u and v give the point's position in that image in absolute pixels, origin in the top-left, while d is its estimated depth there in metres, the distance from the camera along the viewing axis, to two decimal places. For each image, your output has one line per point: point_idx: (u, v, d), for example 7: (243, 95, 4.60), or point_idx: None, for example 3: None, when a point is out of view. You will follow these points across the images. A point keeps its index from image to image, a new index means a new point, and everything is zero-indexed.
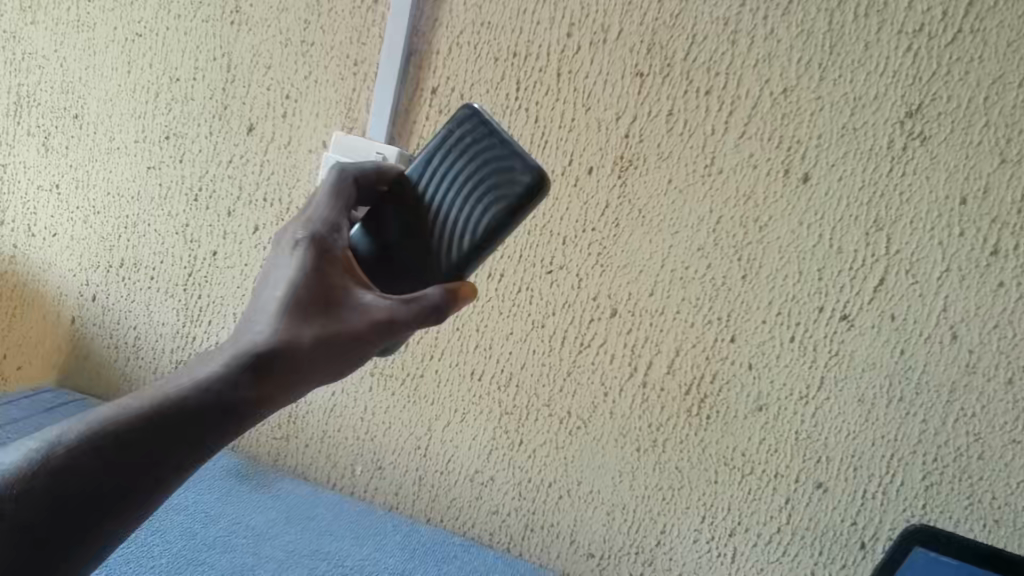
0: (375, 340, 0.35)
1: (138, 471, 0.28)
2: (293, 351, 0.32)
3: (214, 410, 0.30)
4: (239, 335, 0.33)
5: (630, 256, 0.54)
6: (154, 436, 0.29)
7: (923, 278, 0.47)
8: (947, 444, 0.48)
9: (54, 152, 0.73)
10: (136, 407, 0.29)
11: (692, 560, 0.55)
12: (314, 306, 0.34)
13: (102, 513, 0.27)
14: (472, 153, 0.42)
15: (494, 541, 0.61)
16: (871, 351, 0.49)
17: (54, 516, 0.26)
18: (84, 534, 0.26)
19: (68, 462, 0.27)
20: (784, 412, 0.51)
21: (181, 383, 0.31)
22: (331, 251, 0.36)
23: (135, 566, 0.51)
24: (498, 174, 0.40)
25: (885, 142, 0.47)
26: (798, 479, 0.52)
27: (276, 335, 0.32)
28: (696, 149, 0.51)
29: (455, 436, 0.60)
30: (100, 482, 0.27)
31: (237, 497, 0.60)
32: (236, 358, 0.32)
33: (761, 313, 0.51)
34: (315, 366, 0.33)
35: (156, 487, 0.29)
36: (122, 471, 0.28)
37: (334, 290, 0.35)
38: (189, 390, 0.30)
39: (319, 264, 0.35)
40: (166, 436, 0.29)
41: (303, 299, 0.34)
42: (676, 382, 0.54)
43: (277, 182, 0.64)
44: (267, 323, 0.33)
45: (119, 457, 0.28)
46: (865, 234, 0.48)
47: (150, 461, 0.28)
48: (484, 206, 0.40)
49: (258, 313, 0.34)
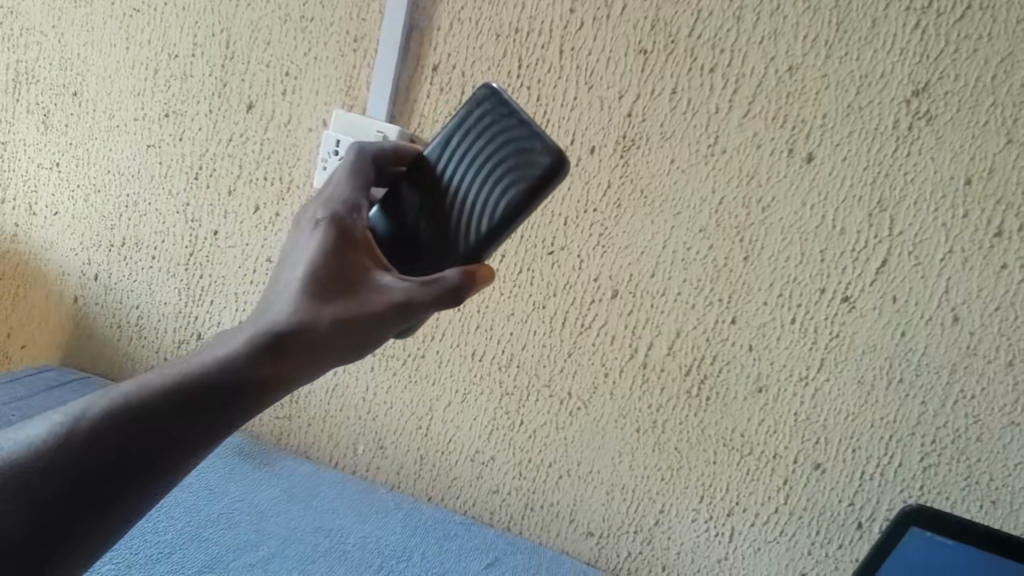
0: (391, 323, 0.35)
1: (158, 445, 0.28)
2: (312, 331, 0.33)
3: (233, 386, 0.31)
4: (259, 315, 0.34)
5: (632, 236, 0.54)
6: (174, 410, 0.29)
7: (926, 260, 0.47)
8: (946, 426, 0.48)
9: (54, 130, 0.72)
10: (158, 382, 0.30)
11: (689, 539, 0.56)
12: (334, 286, 0.34)
13: (120, 487, 0.27)
14: (490, 133, 0.41)
15: (494, 520, 0.61)
16: (872, 333, 0.49)
17: (74, 489, 0.26)
18: (104, 508, 0.27)
19: (89, 434, 0.27)
20: (784, 393, 0.52)
21: (201, 360, 0.31)
22: (351, 230, 0.37)
23: (139, 541, 0.51)
24: (518, 155, 0.40)
25: (891, 122, 0.47)
26: (797, 461, 0.52)
27: (296, 315, 0.33)
28: (699, 128, 0.51)
29: (457, 416, 0.61)
30: (120, 454, 0.28)
31: (241, 474, 0.61)
32: (255, 334, 0.32)
33: (762, 295, 0.51)
34: (332, 347, 0.33)
35: (175, 463, 0.29)
36: (142, 446, 0.28)
37: (353, 271, 0.36)
38: (209, 365, 0.31)
39: (338, 243, 0.36)
40: (188, 410, 0.29)
41: (321, 280, 0.34)
42: (676, 363, 0.54)
43: (277, 161, 0.64)
44: (288, 303, 0.33)
45: (139, 430, 0.28)
46: (869, 215, 0.48)
47: (172, 435, 0.29)
48: (503, 187, 0.40)
49: (279, 294, 0.34)
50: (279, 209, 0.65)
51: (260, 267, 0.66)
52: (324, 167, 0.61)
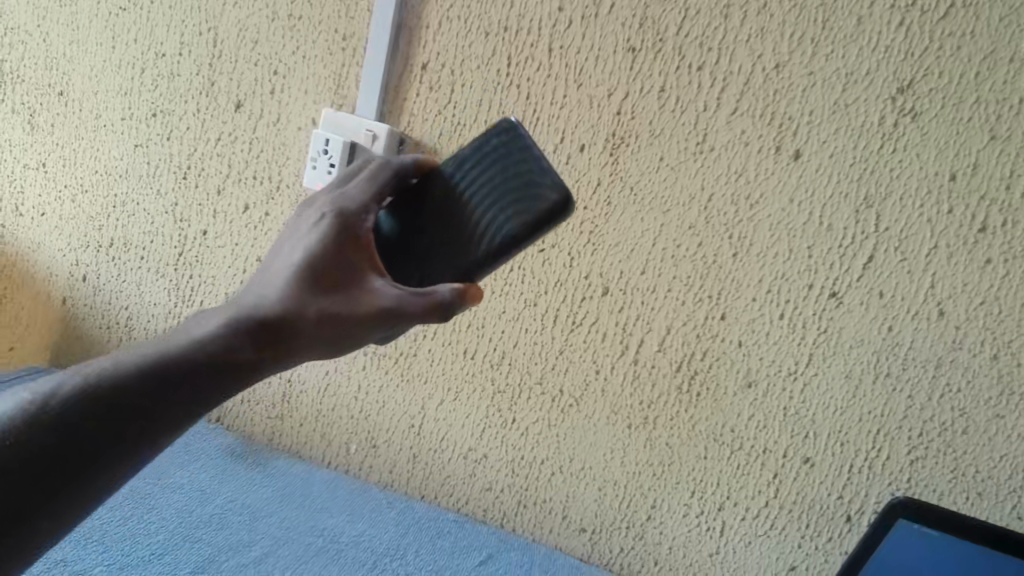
0: (381, 324, 0.36)
1: (134, 416, 0.29)
2: (298, 321, 0.34)
3: (216, 365, 0.32)
4: (251, 296, 0.35)
5: (622, 234, 0.54)
6: (157, 382, 0.30)
7: (912, 255, 0.47)
8: (932, 419, 0.49)
9: (40, 130, 0.72)
10: (141, 357, 0.31)
11: (681, 534, 0.56)
12: (327, 282, 0.36)
13: (97, 457, 0.28)
14: (503, 163, 0.42)
15: (487, 517, 0.61)
16: (859, 328, 0.49)
17: (48, 455, 0.27)
18: (76, 479, 0.27)
19: (66, 401, 0.28)
20: (773, 388, 0.52)
21: (186, 337, 0.32)
22: (352, 227, 0.38)
23: (132, 542, 0.51)
24: (527, 190, 0.40)
25: (876, 120, 0.47)
26: (786, 455, 0.52)
27: (285, 303, 0.34)
28: (688, 126, 0.51)
29: (448, 414, 0.61)
30: (96, 424, 0.28)
31: (233, 475, 0.60)
32: (246, 315, 0.33)
33: (751, 291, 0.52)
34: (319, 337, 0.34)
35: (150, 436, 0.29)
36: (120, 417, 0.29)
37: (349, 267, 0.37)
38: (197, 342, 0.32)
39: (339, 242, 0.37)
40: (169, 386, 0.30)
41: (316, 274, 0.35)
42: (666, 360, 0.54)
43: (267, 160, 0.64)
44: (279, 291, 0.35)
45: (119, 399, 0.29)
46: (855, 211, 0.48)
47: (150, 409, 0.29)
48: (506, 218, 0.40)
49: (272, 281, 0.35)
50: (268, 209, 0.64)
51: (249, 267, 0.66)
52: (313, 165, 0.61)
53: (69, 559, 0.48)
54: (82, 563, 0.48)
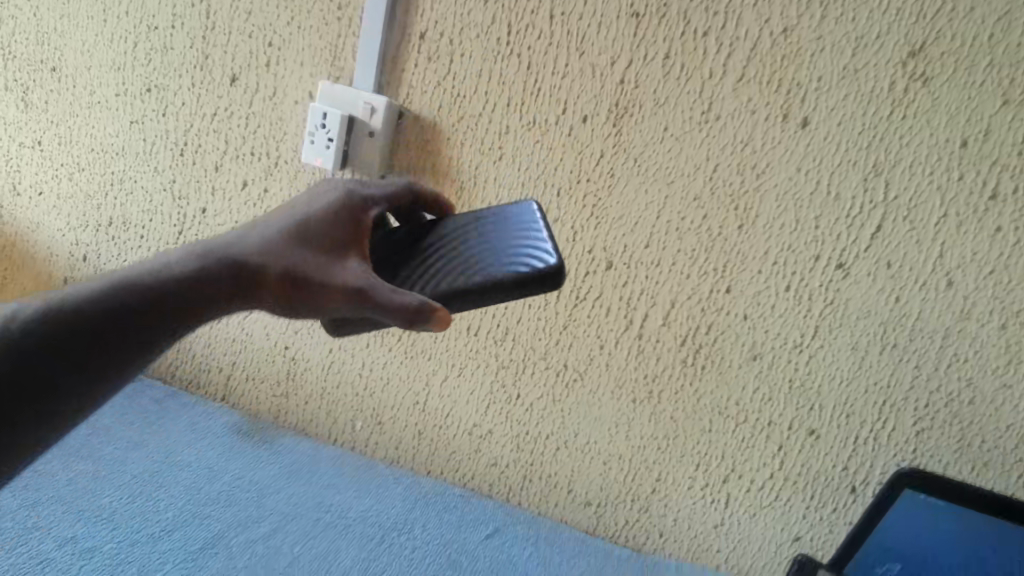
0: (345, 299, 0.36)
1: (94, 341, 0.32)
2: (267, 274, 0.37)
3: (178, 296, 0.34)
4: (238, 239, 0.38)
5: (626, 207, 0.53)
6: (124, 306, 0.33)
7: (921, 225, 0.47)
8: (939, 390, 0.48)
9: (34, 107, 0.71)
10: (117, 279, 0.34)
11: (686, 506, 0.56)
12: (309, 249, 0.38)
13: (59, 375, 0.31)
14: (508, 220, 0.41)
15: (493, 492, 0.61)
16: (866, 299, 0.49)
17: (13, 371, 0.30)
18: (32, 398, 0.30)
19: (41, 317, 0.31)
20: (778, 360, 0.52)
21: (165, 264, 0.35)
22: (352, 208, 0.41)
23: (142, 520, 0.51)
24: (524, 247, 0.39)
25: (886, 85, 0.46)
26: (791, 427, 0.52)
27: (262, 255, 0.37)
28: (693, 94, 0.50)
29: (452, 391, 0.61)
30: (59, 348, 0.31)
31: (240, 453, 0.61)
32: (223, 257, 0.36)
33: (757, 263, 0.51)
34: (282, 291, 0.37)
35: (110, 361, 0.32)
36: (84, 336, 0.32)
37: (333, 241, 0.39)
38: (170, 270, 0.35)
39: (337, 222, 0.40)
40: (133, 314, 0.33)
41: (302, 240, 0.38)
42: (671, 334, 0.54)
43: (264, 135, 0.63)
44: (263, 243, 0.38)
45: (81, 323, 0.32)
46: (864, 180, 0.47)
47: (115, 336, 0.32)
48: (491, 265, 0.38)
49: (261, 233, 0.38)
50: (267, 185, 0.64)
51: None
52: (312, 140, 0.60)
53: (79, 537, 0.49)
54: (92, 540, 0.49)
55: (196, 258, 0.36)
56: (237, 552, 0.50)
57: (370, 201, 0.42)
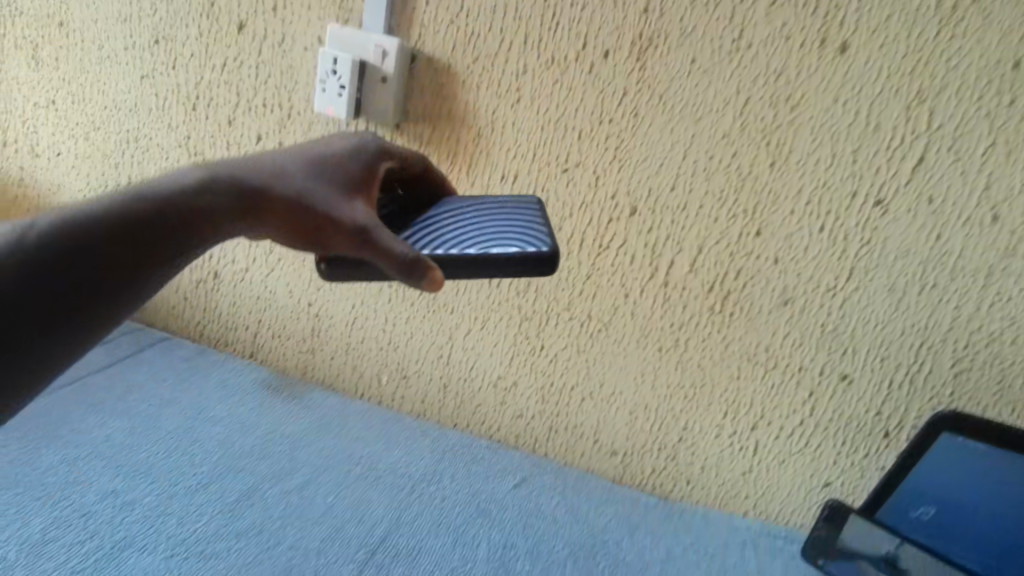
0: (351, 239, 0.35)
1: (104, 258, 0.30)
2: (277, 202, 0.35)
3: (190, 211, 0.33)
4: (253, 162, 0.36)
5: (650, 148, 0.51)
6: (142, 219, 0.31)
7: (966, 155, 0.44)
8: (980, 330, 0.46)
9: (45, 65, 0.70)
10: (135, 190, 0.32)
11: (714, 454, 0.56)
12: (322, 186, 0.36)
13: (84, 294, 0.29)
14: (513, 212, 0.41)
15: (519, 443, 0.62)
16: (905, 238, 0.47)
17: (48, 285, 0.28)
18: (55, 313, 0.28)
19: (48, 226, 0.29)
20: (811, 305, 0.50)
21: (179, 178, 0.34)
22: (367, 158, 0.40)
23: (179, 473, 0.52)
24: (525, 231, 0.38)
25: (933, 2, 0.42)
26: (823, 372, 0.51)
27: (275, 183, 0.35)
28: (723, 22, 0.47)
29: (476, 344, 0.60)
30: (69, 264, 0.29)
31: (271, 408, 0.62)
32: (238, 178, 0.35)
33: (790, 204, 0.49)
34: (289, 222, 0.35)
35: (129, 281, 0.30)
36: (105, 249, 0.30)
37: (343, 181, 0.38)
38: (184, 184, 0.33)
39: (351, 169, 0.39)
40: (150, 229, 0.31)
41: (317, 178, 0.37)
42: (698, 281, 0.53)
43: (275, 86, 0.61)
44: (277, 172, 0.36)
45: (101, 235, 0.30)
46: (906, 108, 0.44)
47: (133, 252, 0.30)
48: (490, 240, 0.37)
49: (277, 161, 0.37)
50: (281, 138, 0.62)
51: None
52: (323, 88, 0.58)
53: (120, 490, 0.49)
54: (132, 494, 0.49)
55: (206, 177, 0.34)
56: (273, 502, 0.51)
57: (383, 152, 0.41)
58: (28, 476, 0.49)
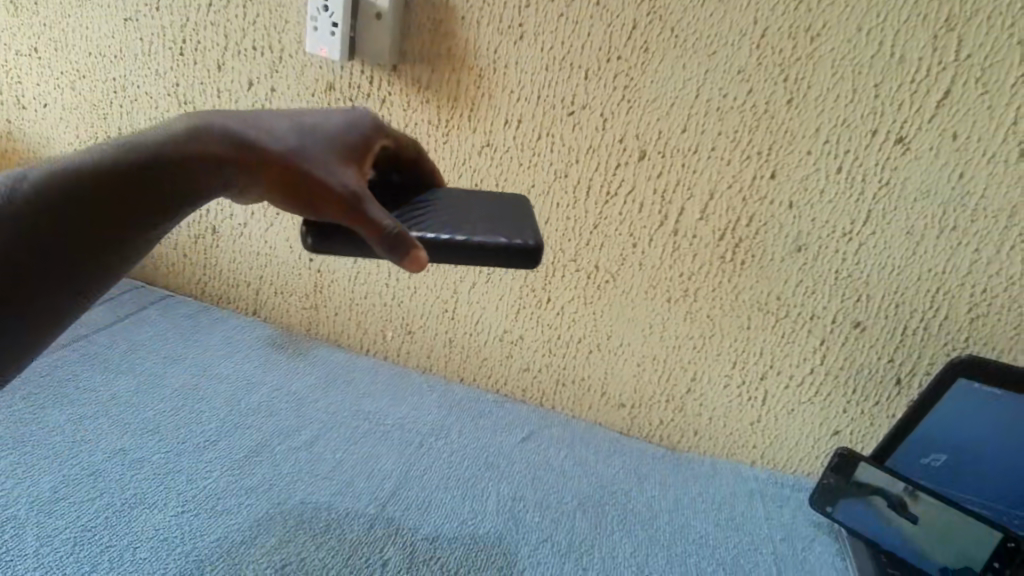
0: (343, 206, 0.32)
1: (90, 213, 0.28)
2: (270, 159, 0.33)
3: (178, 167, 0.31)
4: (250, 116, 0.34)
5: (660, 87, 0.48)
6: (133, 177, 0.30)
7: (995, 87, 0.41)
8: (999, 274, 0.45)
9: (23, 10, 0.67)
10: (125, 144, 0.30)
11: (722, 404, 0.56)
12: (318, 148, 0.34)
13: (80, 258, 0.28)
14: (505, 206, 0.41)
15: (527, 397, 0.62)
16: (926, 178, 0.45)
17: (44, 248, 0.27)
18: (54, 276, 0.27)
19: (37, 178, 0.28)
20: (825, 251, 0.48)
21: (169, 129, 0.32)
22: (370, 131, 0.38)
23: (187, 431, 0.52)
24: (513, 223, 0.38)
25: None
26: (835, 321, 0.50)
27: (269, 139, 0.33)
28: None
29: (482, 297, 0.60)
30: (59, 222, 0.28)
31: (277, 364, 0.62)
32: (232, 131, 0.32)
33: (806, 143, 0.46)
34: (278, 182, 0.32)
35: (118, 246, 0.30)
36: (99, 209, 0.29)
37: (337, 145, 0.35)
38: (173, 136, 0.31)
39: (351, 137, 0.36)
40: (140, 188, 0.30)
41: (314, 140, 0.34)
42: (709, 228, 0.51)
43: (264, 26, 0.58)
44: (274, 129, 0.34)
45: (95, 193, 0.29)
46: (933, 38, 0.42)
47: (124, 214, 0.29)
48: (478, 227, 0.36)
49: (276, 118, 0.35)
50: (273, 84, 0.60)
51: None
52: (315, 26, 0.55)
53: (128, 448, 0.49)
54: (140, 451, 0.49)
55: (193, 127, 0.32)
56: (282, 457, 0.51)
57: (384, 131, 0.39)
58: (36, 435, 0.49)
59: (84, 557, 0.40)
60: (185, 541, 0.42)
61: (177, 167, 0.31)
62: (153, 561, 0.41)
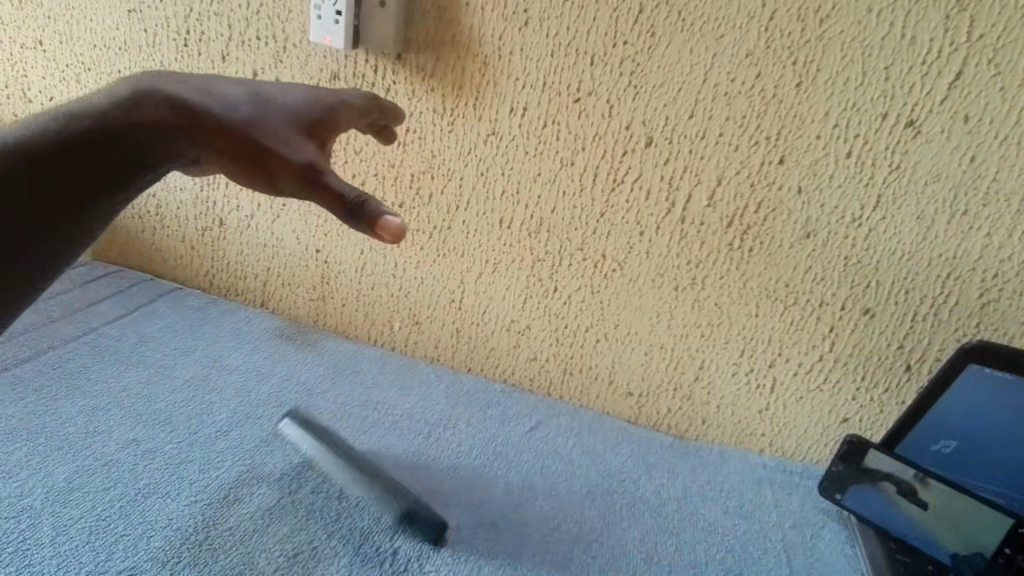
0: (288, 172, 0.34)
1: (32, 180, 0.29)
2: (220, 124, 0.34)
3: (123, 135, 0.32)
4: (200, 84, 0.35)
5: (667, 72, 0.48)
6: (79, 144, 0.31)
7: (1008, 68, 0.41)
8: (1011, 259, 0.44)
9: (28, 3, 0.67)
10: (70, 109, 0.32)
11: (730, 393, 0.56)
12: (267, 118, 0.35)
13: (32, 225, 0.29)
14: None
15: (535, 387, 0.63)
16: (937, 161, 0.44)
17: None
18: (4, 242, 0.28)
19: None
20: (834, 237, 0.48)
21: (117, 93, 0.33)
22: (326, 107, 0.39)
23: (198, 423, 0.53)
24: None
25: None
26: (844, 308, 0.50)
27: (219, 105, 0.34)
28: None
29: (489, 287, 0.60)
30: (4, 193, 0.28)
31: (286, 355, 0.63)
32: (178, 97, 0.33)
33: (816, 128, 0.46)
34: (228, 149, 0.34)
35: (71, 214, 0.30)
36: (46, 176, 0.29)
37: (288, 117, 0.36)
38: (118, 102, 0.32)
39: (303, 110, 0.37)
40: (87, 155, 0.31)
41: (264, 109, 0.35)
42: (716, 215, 0.50)
43: (268, 16, 0.58)
44: (224, 95, 0.35)
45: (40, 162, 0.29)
46: (945, 19, 0.41)
47: (73, 181, 0.30)
48: None
49: (226, 86, 0.36)
50: (278, 74, 0.59)
51: None
52: (319, 15, 0.54)
53: (140, 438, 0.50)
54: (152, 442, 0.50)
55: (142, 93, 0.33)
56: (293, 447, 0.52)
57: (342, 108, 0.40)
58: (49, 426, 0.50)
59: (100, 546, 0.41)
60: (198, 531, 0.43)
61: (121, 135, 0.32)
62: (168, 549, 0.41)
